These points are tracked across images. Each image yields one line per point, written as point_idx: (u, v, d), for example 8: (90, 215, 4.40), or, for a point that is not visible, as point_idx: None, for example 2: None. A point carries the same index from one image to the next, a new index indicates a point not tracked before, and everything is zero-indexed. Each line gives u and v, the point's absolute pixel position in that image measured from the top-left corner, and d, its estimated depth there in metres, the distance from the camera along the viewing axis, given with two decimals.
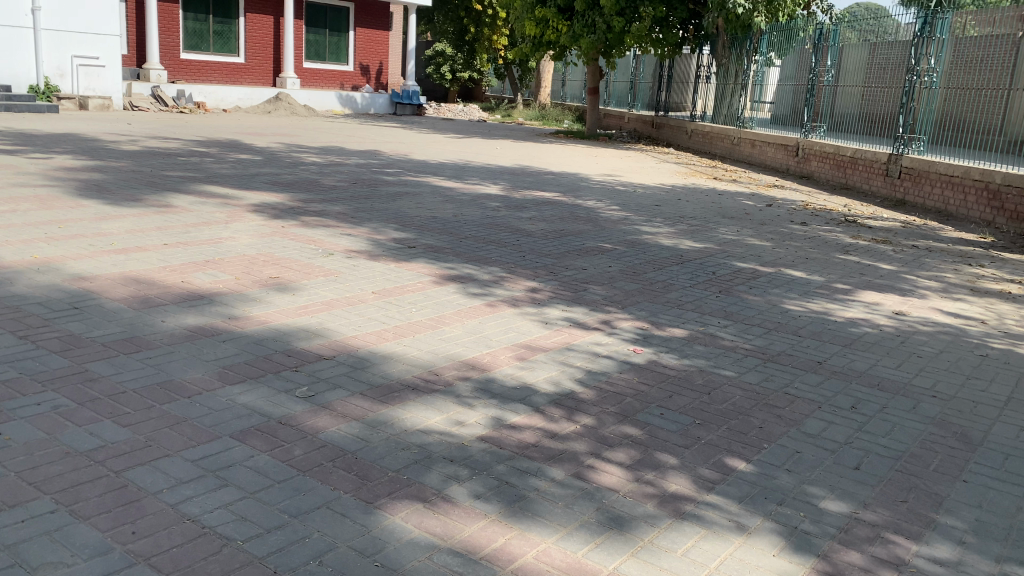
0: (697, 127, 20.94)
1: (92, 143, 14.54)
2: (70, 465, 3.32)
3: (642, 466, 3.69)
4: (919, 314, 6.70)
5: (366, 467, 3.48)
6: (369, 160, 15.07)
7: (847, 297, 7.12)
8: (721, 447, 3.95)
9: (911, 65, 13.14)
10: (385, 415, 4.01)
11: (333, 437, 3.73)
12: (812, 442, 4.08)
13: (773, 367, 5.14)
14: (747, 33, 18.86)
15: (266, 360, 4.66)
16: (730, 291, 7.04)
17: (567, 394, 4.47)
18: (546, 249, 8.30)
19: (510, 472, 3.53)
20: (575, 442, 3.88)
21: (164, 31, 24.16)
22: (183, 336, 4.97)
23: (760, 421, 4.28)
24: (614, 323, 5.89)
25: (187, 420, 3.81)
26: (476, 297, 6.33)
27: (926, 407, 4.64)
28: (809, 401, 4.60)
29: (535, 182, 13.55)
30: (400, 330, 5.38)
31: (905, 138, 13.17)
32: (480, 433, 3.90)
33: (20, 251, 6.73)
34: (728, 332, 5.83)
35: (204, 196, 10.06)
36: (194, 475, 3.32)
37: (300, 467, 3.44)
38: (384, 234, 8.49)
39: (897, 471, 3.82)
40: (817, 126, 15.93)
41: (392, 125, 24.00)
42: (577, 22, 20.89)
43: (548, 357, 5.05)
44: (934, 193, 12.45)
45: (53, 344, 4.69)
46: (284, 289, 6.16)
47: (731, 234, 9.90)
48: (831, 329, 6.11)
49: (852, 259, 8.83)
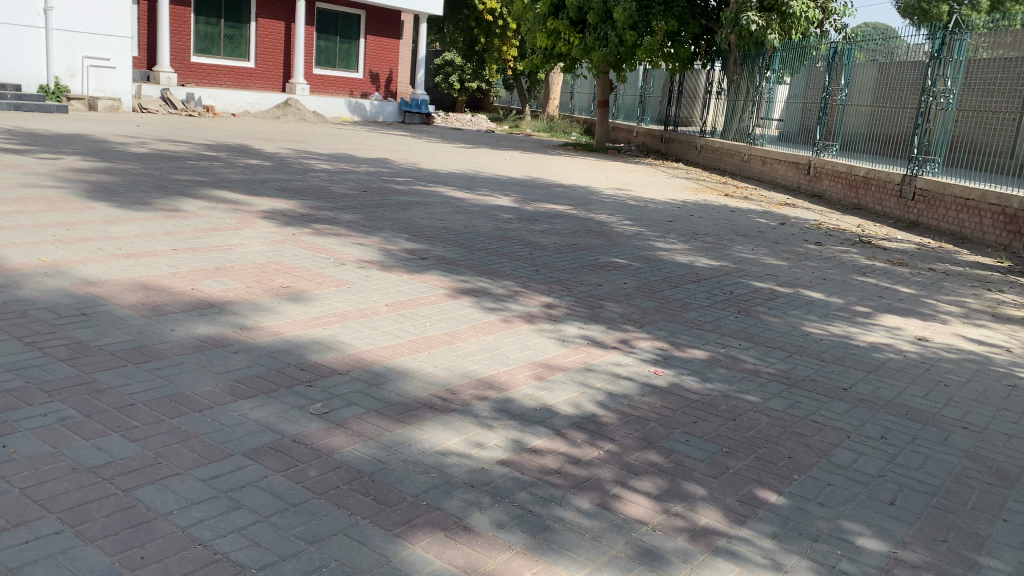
0: (706, 143, 20.81)
1: (101, 145, 14.44)
2: (76, 482, 3.18)
3: (670, 496, 3.55)
4: (942, 340, 6.57)
5: (384, 490, 3.34)
6: (379, 168, 14.97)
7: (869, 321, 6.98)
8: (751, 477, 3.80)
9: (926, 86, 12.96)
10: (403, 435, 3.87)
11: (349, 458, 3.59)
12: (843, 474, 3.94)
13: (798, 393, 5.00)
14: (760, 50, 18.72)
15: (278, 373, 4.53)
16: (748, 311, 6.91)
17: (589, 417, 4.33)
18: (559, 264, 8.16)
19: (533, 500, 3.39)
20: (600, 468, 3.74)
21: (174, 34, 24.13)
22: (193, 346, 4.84)
23: (788, 450, 4.14)
24: (632, 342, 5.76)
25: (197, 436, 3.67)
26: (491, 312, 6.19)
27: (958, 440, 4.49)
28: (837, 430, 4.46)
29: (546, 195, 13.45)
30: (414, 345, 5.24)
31: (919, 160, 13.01)
32: (501, 457, 3.76)
33: (28, 253, 6.61)
34: (749, 355, 5.69)
35: (214, 201, 9.96)
36: (206, 495, 3.18)
37: (315, 490, 3.30)
38: (396, 245, 8.37)
39: (934, 507, 3.68)
40: (829, 145, 15.73)
41: (400, 134, 23.84)
42: (588, 35, 20.79)
43: (567, 376, 4.92)
44: (948, 216, 12.31)
45: (59, 352, 4.55)
46: (296, 299, 6.03)
47: (746, 252, 9.77)
48: (854, 354, 5.98)
49: (870, 281, 8.70)
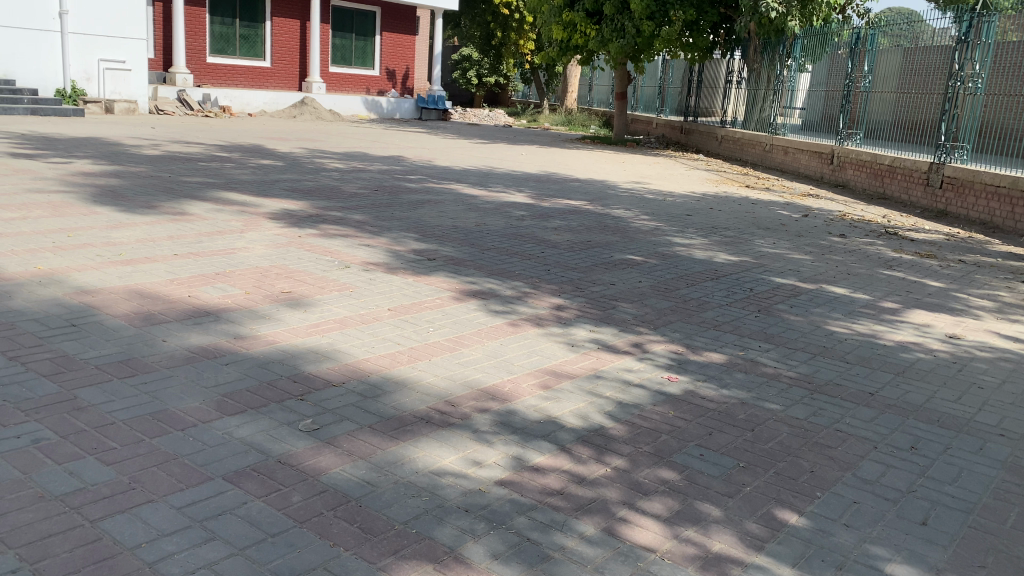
0: (726, 133, 20.43)
1: (113, 148, 14.34)
2: (42, 512, 2.97)
3: (682, 519, 3.29)
4: (974, 338, 6.23)
5: (371, 517, 3.11)
6: (392, 166, 14.74)
7: (895, 318, 6.66)
8: (769, 496, 3.53)
9: (954, 70, 12.51)
10: (395, 454, 3.63)
11: (336, 481, 3.36)
12: (870, 490, 3.65)
13: (821, 399, 4.71)
14: (780, 37, 18.28)
15: (269, 386, 4.31)
16: (769, 310, 6.60)
17: (597, 430, 4.06)
18: (572, 262, 7.89)
19: (532, 526, 3.14)
20: (606, 488, 3.48)
21: (190, 35, 24.09)
22: (184, 358, 4.63)
23: (810, 464, 3.86)
24: (646, 346, 5.48)
25: (177, 458, 3.46)
26: (498, 315, 5.94)
27: (994, 449, 4.18)
28: (864, 441, 4.16)
29: (561, 190, 13.17)
30: (415, 353, 5.00)
31: (947, 147, 12.57)
32: (500, 477, 3.51)
33: (24, 262, 6.45)
34: (770, 358, 5.40)
35: (221, 203, 9.78)
36: (179, 525, 2.96)
37: (297, 518, 3.07)
38: (404, 245, 8.13)
39: (970, 527, 3.39)
40: (853, 133, 15.30)
41: (416, 130, 23.62)
42: (605, 27, 20.45)
43: (575, 385, 4.65)
44: (978, 204, 11.90)
45: (43, 367, 4.36)
46: (296, 305, 5.81)
47: (768, 247, 9.43)
48: (881, 354, 5.66)
49: (897, 275, 8.35)
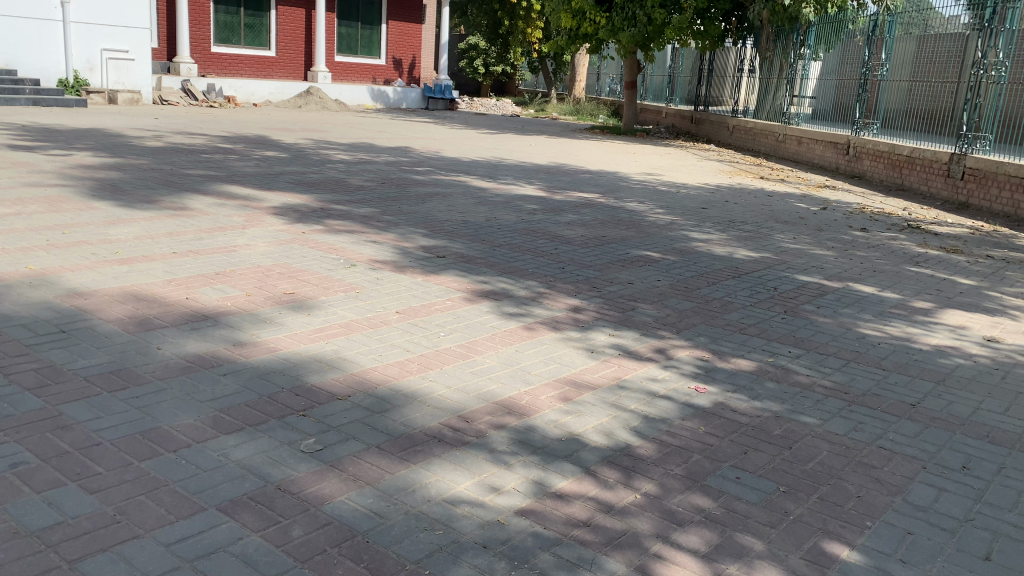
0: (738, 122, 20.02)
1: (114, 139, 14.02)
2: (15, 552, 2.68)
3: (721, 554, 2.98)
4: (1014, 341, 5.89)
5: (379, 556, 2.81)
6: (398, 158, 14.42)
7: (929, 319, 6.32)
8: (815, 526, 3.22)
9: (977, 57, 12.13)
10: (405, 479, 3.33)
11: (342, 512, 3.06)
12: (923, 519, 3.33)
13: (860, 412, 4.38)
14: (794, 25, 17.79)
15: (269, 401, 4.00)
16: (796, 311, 6.27)
17: (623, 449, 3.75)
18: (587, 259, 7.57)
19: (559, 565, 2.83)
20: (637, 519, 3.17)
21: (194, 23, 23.75)
22: (179, 368, 4.33)
23: (856, 488, 3.55)
24: (670, 352, 5.16)
25: (168, 484, 3.17)
26: (511, 318, 5.63)
27: None
28: (911, 460, 3.85)
29: (572, 182, 12.83)
30: (425, 361, 4.70)
31: (969, 137, 12.15)
32: (520, 506, 3.21)
33: (14, 261, 6.15)
34: (802, 365, 5.08)
35: (224, 198, 9.47)
36: (167, 566, 2.67)
37: (298, 556, 2.78)
38: (412, 242, 7.81)
39: None
40: (869, 123, 14.86)
41: (422, 121, 23.22)
42: (615, 15, 20.02)
43: (597, 397, 4.33)
44: (1001, 196, 11.52)
45: (28, 379, 4.07)
46: (299, 308, 5.51)
47: (789, 242, 9.07)
48: (918, 360, 5.33)
49: (925, 272, 7.99)
